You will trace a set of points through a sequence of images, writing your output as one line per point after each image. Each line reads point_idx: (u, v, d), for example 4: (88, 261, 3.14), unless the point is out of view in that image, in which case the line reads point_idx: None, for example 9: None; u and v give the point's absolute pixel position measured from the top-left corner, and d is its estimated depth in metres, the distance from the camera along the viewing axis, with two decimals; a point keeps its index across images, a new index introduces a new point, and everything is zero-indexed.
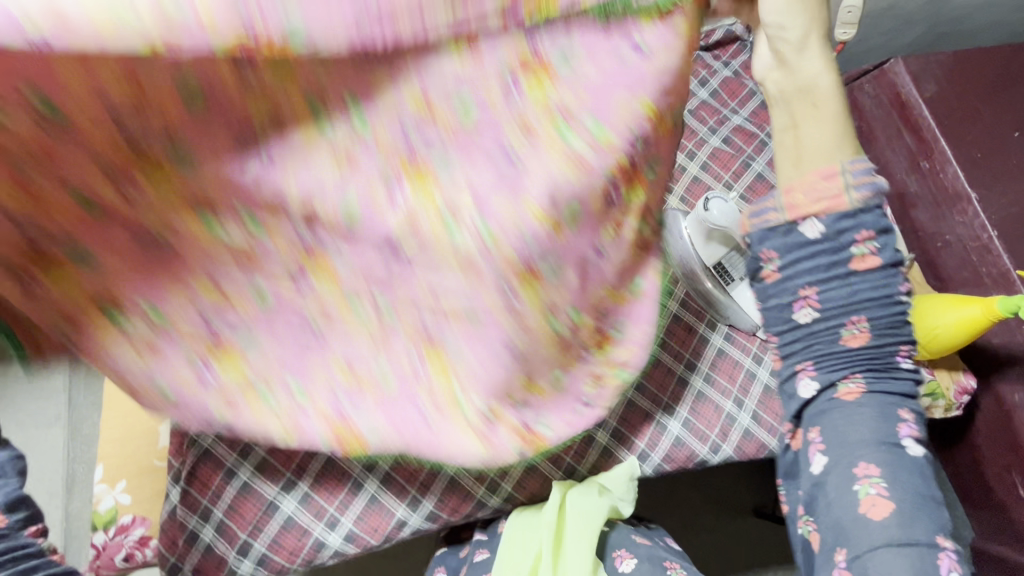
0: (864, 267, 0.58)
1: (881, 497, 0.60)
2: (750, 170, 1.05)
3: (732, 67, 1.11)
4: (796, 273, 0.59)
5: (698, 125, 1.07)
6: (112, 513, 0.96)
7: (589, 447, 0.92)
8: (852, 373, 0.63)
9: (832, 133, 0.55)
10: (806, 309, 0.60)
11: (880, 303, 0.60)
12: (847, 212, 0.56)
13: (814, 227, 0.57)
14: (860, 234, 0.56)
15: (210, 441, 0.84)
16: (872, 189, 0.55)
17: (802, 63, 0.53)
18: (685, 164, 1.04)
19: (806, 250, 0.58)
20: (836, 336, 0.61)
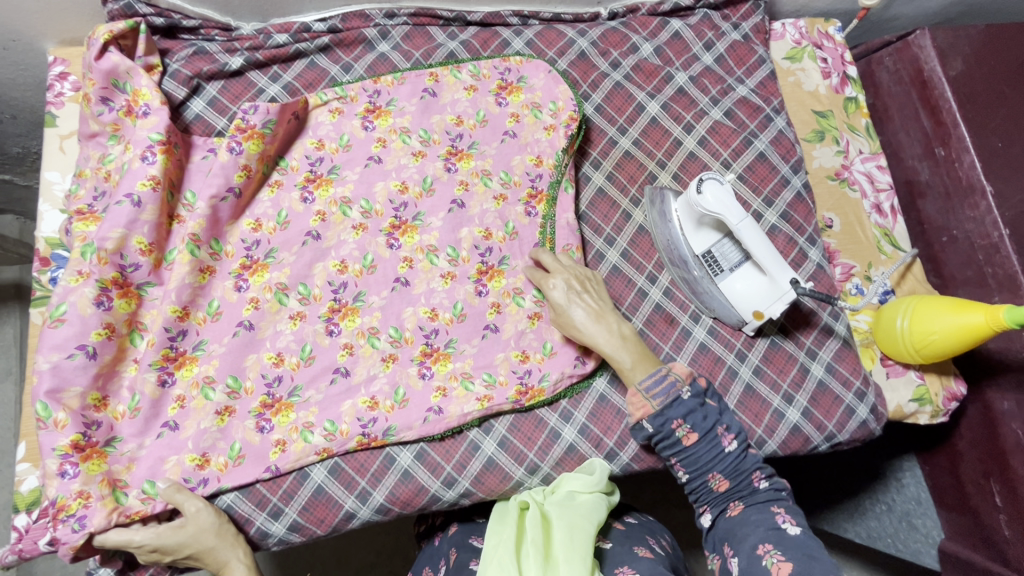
0: (693, 441, 0.71)
1: (784, 563, 0.61)
2: (752, 148, 0.97)
3: (741, 31, 1.03)
4: (659, 453, 0.74)
5: (699, 95, 0.99)
6: (38, 493, 0.75)
7: (554, 442, 0.82)
8: (733, 499, 0.70)
9: (631, 362, 0.76)
10: (679, 472, 0.73)
11: (722, 453, 0.71)
12: (657, 413, 0.71)
13: (646, 425, 0.72)
14: (675, 421, 0.71)
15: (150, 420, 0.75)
16: (664, 391, 0.72)
17: (563, 321, 0.79)
18: (681, 137, 0.97)
19: (653, 440, 0.73)
20: (705, 484, 0.72)
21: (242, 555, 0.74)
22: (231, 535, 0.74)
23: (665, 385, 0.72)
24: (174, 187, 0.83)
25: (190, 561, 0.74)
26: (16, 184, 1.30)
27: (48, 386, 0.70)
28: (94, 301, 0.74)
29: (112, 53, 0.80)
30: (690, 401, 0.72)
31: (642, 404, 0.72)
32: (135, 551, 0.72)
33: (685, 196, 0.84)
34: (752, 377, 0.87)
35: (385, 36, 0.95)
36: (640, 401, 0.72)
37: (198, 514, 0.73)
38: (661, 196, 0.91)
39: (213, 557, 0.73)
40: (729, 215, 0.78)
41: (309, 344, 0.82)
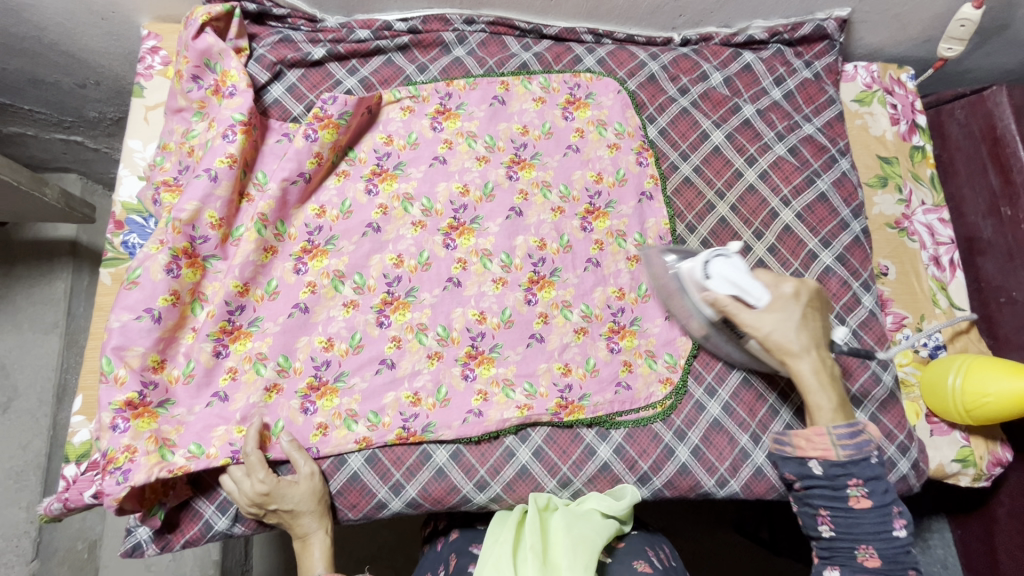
0: (860, 505, 0.71)
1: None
2: (814, 187, 0.96)
3: (814, 69, 1.03)
4: (812, 497, 0.74)
5: (765, 129, 0.99)
6: (89, 446, 0.77)
7: (589, 459, 0.82)
8: (870, 573, 0.70)
9: (836, 400, 0.73)
10: (825, 524, 0.74)
11: (885, 530, 0.71)
12: (837, 462, 0.72)
13: (814, 466, 0.73)
14: (854, 479, 0.71)
15: (204, 387, 0.78)
16: (854, 448, 0.71)
17: (772, 327, 0.73)
18: (743, 169, 0.97)
19: (811, 481, 0.74)
20: (850, 548, 0.72)
21: (324, 532, 0.76)
22: (325, 508, 0.77)
23: (860, 443, 0.72)
24: (247, 166, 0.86)
25: (278, 517, 0.76)
26: (86, 146, 1.35)
27: (115, 342, 0.72)
28: (165, 268, 0.76)
29: (207, 35, 0.83)
30: (880, 469, 0.71)
31: (823, 449, 0.72)
32: (251, 482, 0.73)
33: (689, 268, 0.78)
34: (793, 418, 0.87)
35: (462, 41, 0.97)
36: (823, 443, 0.72)
37: (311, 475, 0.76)
38: (664, 259, 0.86)
39: (301, 523, 0.75)
40: (750, 292, 0.73)
41: (359, 333, 0.84)
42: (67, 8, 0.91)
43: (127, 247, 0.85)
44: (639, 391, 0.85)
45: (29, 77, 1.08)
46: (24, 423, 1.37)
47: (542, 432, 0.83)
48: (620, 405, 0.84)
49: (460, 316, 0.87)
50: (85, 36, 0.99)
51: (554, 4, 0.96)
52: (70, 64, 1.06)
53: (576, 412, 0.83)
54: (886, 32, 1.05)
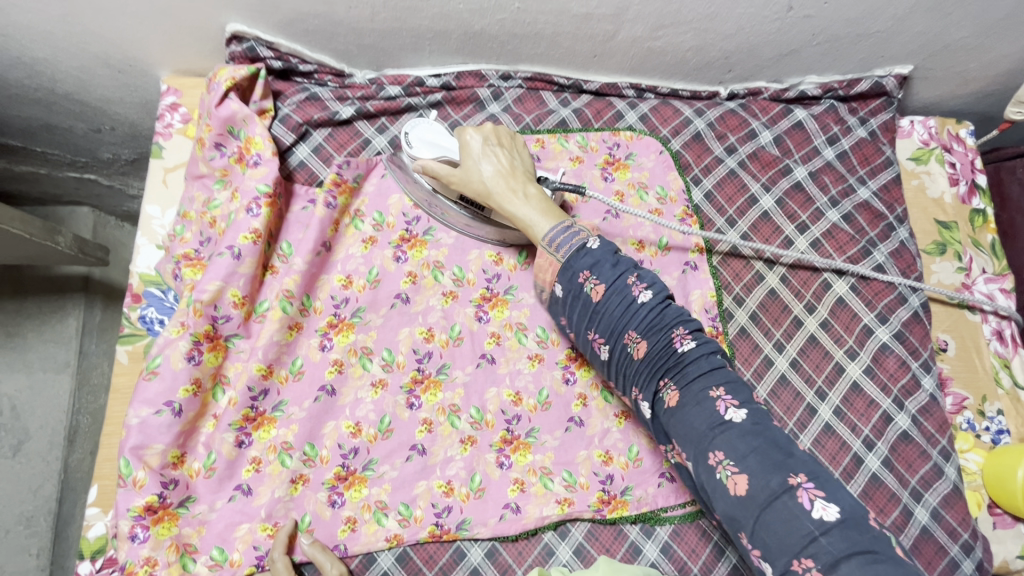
0: (602, 295, 0.74)
1: (741, 478, 0.61)
2: (870, 258, 0.91)
3: (869, 127, 0.97)
4: (578, 324, 0.78)
5: (818, 193, 0.94)
6: (104, 541, 0.72)
7: (634, 559, 0.77)
8: (665, 379, 0.71)
9: (542, 210, 0.78)
10: (601, 346, 0.76)
11: (630, 308, 0.73)
12: (565, 270, 0.77)
13: (557, 287, 0.78)
14: (583, 275, 0.75)
15: (226, 482, 0.73)
16: (568, 245, 0.76)
17: (470, 165, 0.78)
18: (794, 237, 0.92)
19: (566, 302, 0.78)
20: (625, 350, 0.74)
21: None
22: None
23: (570, 236, 0.77)
24: (272, 237, 0.81)
25: None
26: (100, 183, 1.30)
27: (133, 442, 0.68)
28: (186, 355, 0.72)
29: (231, 101, 0.79)
30: (599, 253, 0.76)
31: (548, 263, 0.78)
32: None
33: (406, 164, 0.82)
34: (879, 470, 0.83)
35: (498, 98, 0.92)
36: (547, 259, 0.78)
37: None
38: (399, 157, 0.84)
39: None
40: (450, 152, 0.79)
41: (388, 416, 0.79)
42: (83, 62, 0.86)
43: (145, 321, 0.80)
44: (685, 483, 0.80)
45: (42, 123, 1.02)
46: (34, 467, 1.30)
47: (582, 529, 0.78)
48: (666, 499, 0.79)
49: (495, 396, 0.81)
50: (101, 87, 0.94)
51: (597, 61, 0.91)
52: (85, 112, 1.00)
53: (619, 506, 0.78)
54: (947, 87, 0.99)
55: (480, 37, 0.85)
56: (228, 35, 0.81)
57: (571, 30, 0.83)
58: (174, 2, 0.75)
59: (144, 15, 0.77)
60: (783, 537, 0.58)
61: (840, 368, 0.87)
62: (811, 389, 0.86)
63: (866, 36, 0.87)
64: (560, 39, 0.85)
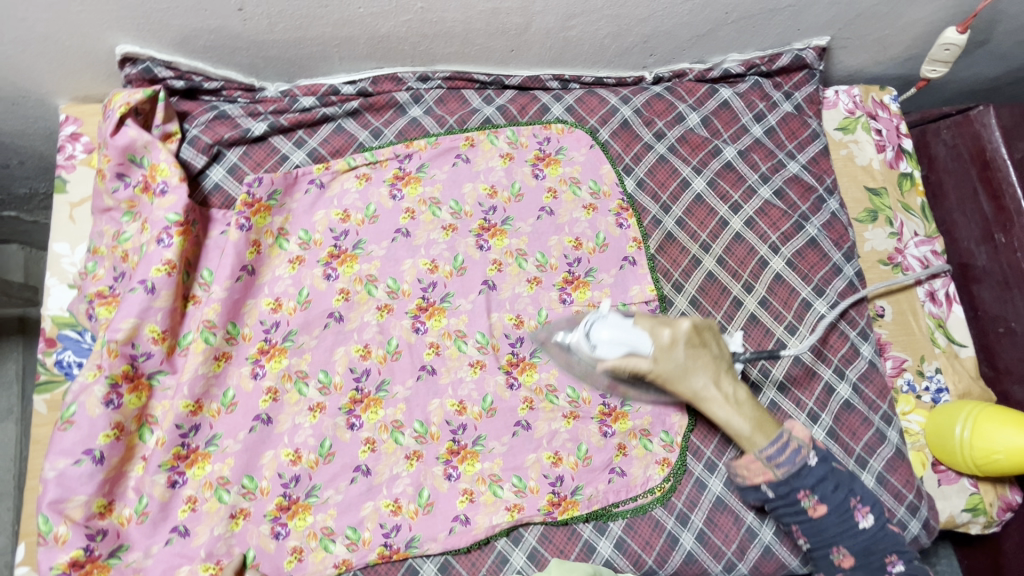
0: (820, 514, 0.71)
1: None
2: (803, 232, 0.92)
3: (793, 100, 0.98)
4: (779, 514, 0.74)
5: (748, 171, 0.94)
6: None
7: (589, 557, 0.77)
8: (840, 545, 0.71)
9: (755, 418, 0.75)
10: (799, 537, 0.74)
11: (854, 530, 0.70)
12: (781, 481, 0.72)
13: (766, 489, 0.74)
14: (802, 492, 0.71)
15: (160, 526, 0.70)
16: (790, 463, 0.72)
17: (676, 367, 0.74)
18: (728, 218, 0.92)
19: (771, 503, 0.74)
20: (826, 555, 0.72)
21: None
22: None
23: (790, 454, 0.72)
24: (190, 267, 0.78)
25: None
26: (22, 220, 1.23)
27: (52, 496, 0.65)
28: (103, 400, 0.69)
29: (129, 128, 0.76)
30: (820, 469, 0.72)
31: (762, 472, 0.73)
32: None
33: (576, 339, 0.76)
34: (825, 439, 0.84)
35: (418, 100, 0.89)
36: (761, 469, 0.73)
37: None
38: (556, 337, 0.81)
39: None
40: (640, 348, 0.73)
41: (327, 439, 0.77)
42: None
43: (62, 366, 0.76)
44: (635, 477, 0.80)
45: None
46: None
47: (534, 534, 0.77)
48: (616, 494, 0.79)
49: (439, 407, 0.80)
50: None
51: (515, 55, 0.89)
52: None
53: (570, 505, 0.78)
54: (866, 54, 0.99)
55: (389, 40, 0.82)
56: (120, 58, 0.77)
57: (482, 26, 0.81)
58: (53, 27, 0.71)
59: (22, 42, 0.72)
60: None
61: (780, 344, 0.88)
62: (755, 367, 0.86)
63: (778, 11, 0.87)
64: (472, 35, 0.83)
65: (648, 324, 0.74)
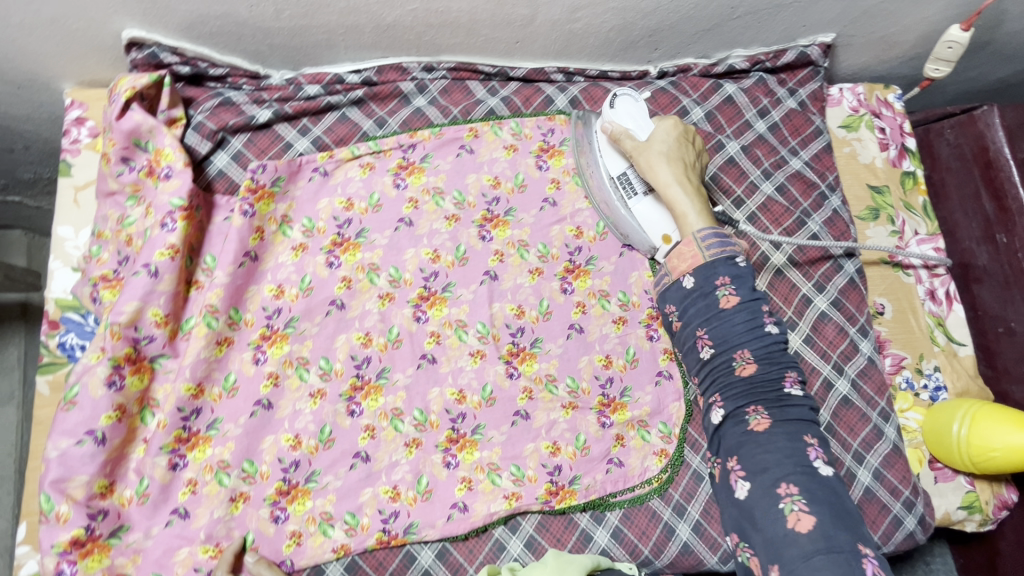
0: (732, 306, 0.73)
1: (807, 518, 0.61)
2: (804, 228, 0.92)
3: (798, 97, 0.98)
4: (688, 318, 0.76)
5: (751, 166, 0.94)
6: None
7: (586, 546, 0.77)
8: (757, 405, 0.70)
9: (702, 212, 0.79)
10: (704, 344, 0.74)
11: (757, 332, 0.72)
12: (706, 265, 0.75)
13: (686, 281, 0.77)
14: (721, 283, 0.74)
15: (160, 508, 0.71)
16: (722, 246, 0.75)
17: (655, 151, 0.80)
18: (730, 212, 0.92)
19: (687, 301, 0.76)
20: (729, 364, 0.72)
21: None
22: None
23: (724, 242, 0.76)
24: (193, 251, 0.78)
25: None
26: (26, 206, 1.23)
27: (54, 475, 0.66)
28: (105, 381, 0.69)
29: (134, 112, 0.76)
30: (743, 269, 0.75)
31: (693, 257, 0.76)
32: None
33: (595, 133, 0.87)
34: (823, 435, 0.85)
35: (422, 90, 0.89)
36: (692, 250, 0.76)
37: None
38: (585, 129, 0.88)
39: None
40: (640, 129, 0.81)
41: (328, 426, 0.77)
42: None
43: (65, 348, 0.77)
44: (633, 468, 0.80)
45: None
46: None
47: (531, 523, 0.77)
48: (614, 485, 0.79)
49: (439, 395, 0.80)
50: (3, 106, 0.88)
51: (520, 47, 0.89)
52: None
53: (567, 495, 0.78)
54: (871, 53, 0.99)
55: (395, 29, 0.82)
56: (126, 43, 0.78)
57: (487, 16, 0.81)
58: (60, 11, 0.71)
59: (28, 25, 0.72)
60: None
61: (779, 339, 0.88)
62: None
63: (784, 6, 0.87)
64: (478, 26, 0.83)
65: (645, 120, 0.82)
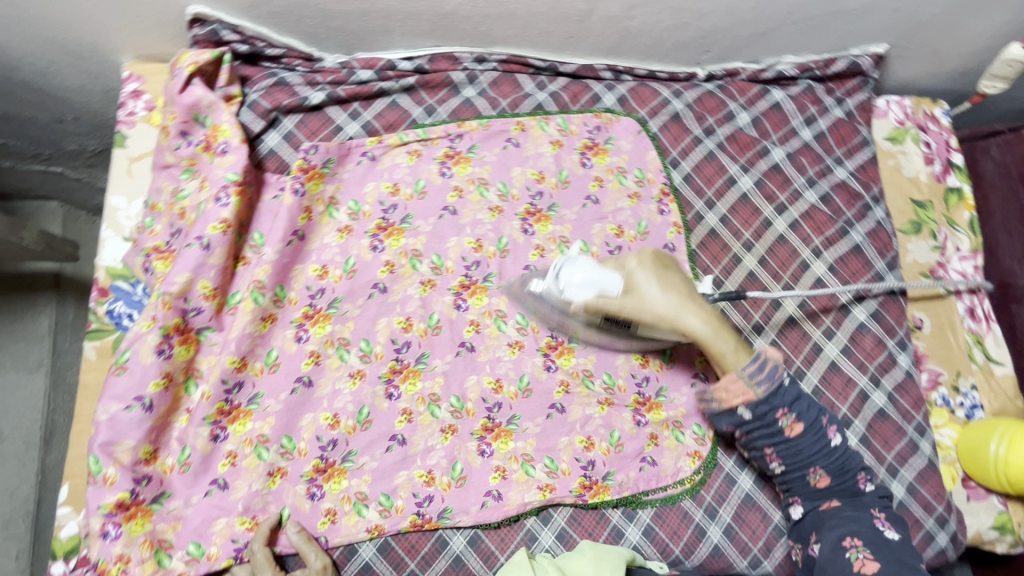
0: (798, 433, 0.73)
1: (871, 562, 0.66)
2: (847, 238, 0.92)
3: (845, 107, 0.97)
4: (754, 440, 0.75)
5: (796, 174, 0.94)
6: (76, 541, 0.71)
7: (617, 542, 0.78)
8: (832, 497, 0.74)
9: (731, 338, 0.75)
10: (774, 461, 0.75)
11: (825, 447, 0.73)
12: (760, 401, 0.72)
13: (743, 412, 0.74)
14: (779, 411, 0.72)
15: (201, 477, 0.72)
16: (770, 379, 0.72)
17: (644, 299, 0.73)
18: (772, 218, 0.92)
19: (747, 426, 0.75)
20: (802, 477, 0.75)
21: None
22: None
23: (770, 372, 0.72)
24: (243, 228, 0.79)
25: None
26: (66, 177, 1.23)
27: (103, 438, 0.67)
28: (155, 349, 0.70)
29: (195, 87, 0.77)
30: (794, 389, 0.73)
31: (744, 393, 0.73)
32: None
33: (545, 287, 0.76)
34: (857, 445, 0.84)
35: (473, 81, 0.90)
36: (741, 389, 0.73)
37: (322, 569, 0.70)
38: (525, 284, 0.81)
39: None
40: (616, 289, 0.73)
41: (366, 407, 0.78)
42: (37, 48, 0.81)
43: (113, 316, 0.78)
44: (666, 467, 0.80)
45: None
46: (7, 468, 1.17)
47: (563, 515, 0.78)
48: (646, 483, 0.79)
49: (477, 383, 0.81)
50: (59, 75, 0.89)
51: (572, 42, 0.89)
52: (44, 102, 0.96)
53: (599, 490, 0.78)
54: (921, 66, 0.99)
55: (452, 18, 0.83)
56: (189, 18, 0.78)
57: (545, 10, 0.81)
58: None
59: None
60: None
61: (817, 348, 0.88)
62: (789, 369, 0.87)
63: (840, 14, 0.86)
64: (534, 19, 0.83)
65: (609, 267, 0.74)
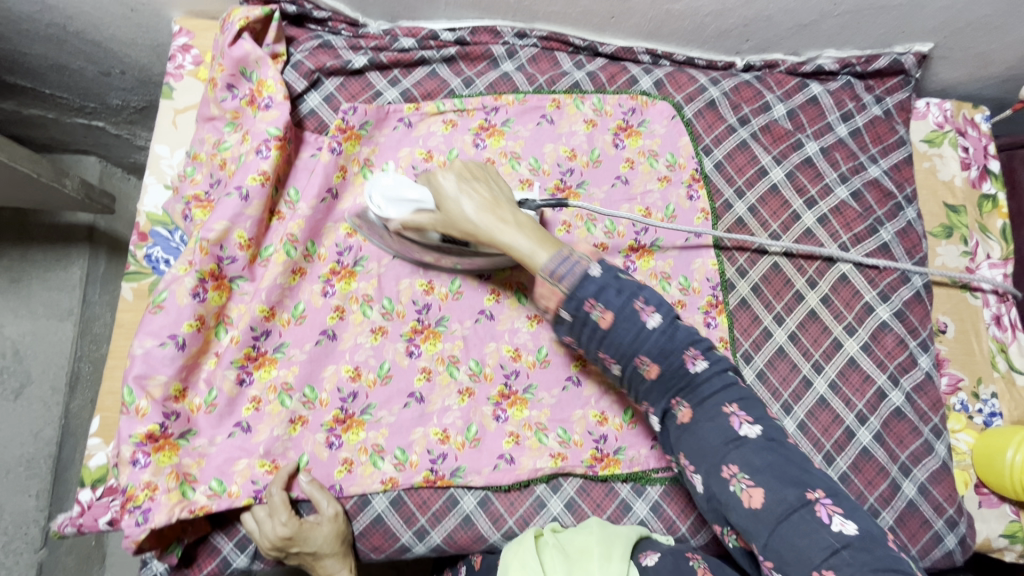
0: (609, 324, 0.62)
1: (756, 491, 0.58)
2: (875, 236, 0.91)
3: (884, 105, 0.97)
4: (588, 346, 0.65)
5: (828, 169, 0.93)
6: (105, 470, 0.74)
7: (624, 515, 0.79)
8: (677, 397, 0.64)
9: (537, 238, 0.67)
10: (612, 365, 0.66)
11: (642, 334, 0.62)
12: (567, 296, 0.63)
13: (562, 313, 0.64)
14: (588, 303, 0.62)
15: (227, 418, 0.74)
16: (571, 271, 0.63)
17: (450, 212, 0.70)
18: (801, 212, 0.92)
19: (574, 328, 0.65)
20: (635, 372, 0.65)
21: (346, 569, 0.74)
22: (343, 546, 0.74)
23: (571, 265, 0.63)
24: (279, 182, 0.81)
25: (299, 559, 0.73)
26: (107, 131, 1.24)
27: (137, 371, 0.69)
28: (190, 291, 0.73)
29: (245, 41, 0.79)
30: (602, 277, 0.62)
31: (551, 292, 0.64)
32: (269, 525, 0.70)
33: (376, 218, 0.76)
34: (872, 443, 0.84)
35: (512, 56, 0.91)
36: (547, 288, 0.64)
37: (334, 516, 0.73)
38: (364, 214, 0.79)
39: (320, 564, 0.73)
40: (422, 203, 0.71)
41: (387, 363, 0.79)
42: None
43: (151, 260, 0.81)
44: None
45: (51, 63, 0.99)
46: (31, 410, 1.20)
47: (573, 485, 0.79)
48: (657, 461, 0.80)
49: (496, 351, 0.82)
50: (112, 27, 0.92)
51: (614, 23, 0.90)
52: (95, 54, 0.98)
53: (610, 463, 0.79)
54: (964, 69, 0.98)
55: None
56: None
57: None
58: None
59: None
60: (802, 550, 0.55)
61: (837, 343, 0.88)
62: (808, 362, 0.87)
63: (887, 9, 0.86)
64: None
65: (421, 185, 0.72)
